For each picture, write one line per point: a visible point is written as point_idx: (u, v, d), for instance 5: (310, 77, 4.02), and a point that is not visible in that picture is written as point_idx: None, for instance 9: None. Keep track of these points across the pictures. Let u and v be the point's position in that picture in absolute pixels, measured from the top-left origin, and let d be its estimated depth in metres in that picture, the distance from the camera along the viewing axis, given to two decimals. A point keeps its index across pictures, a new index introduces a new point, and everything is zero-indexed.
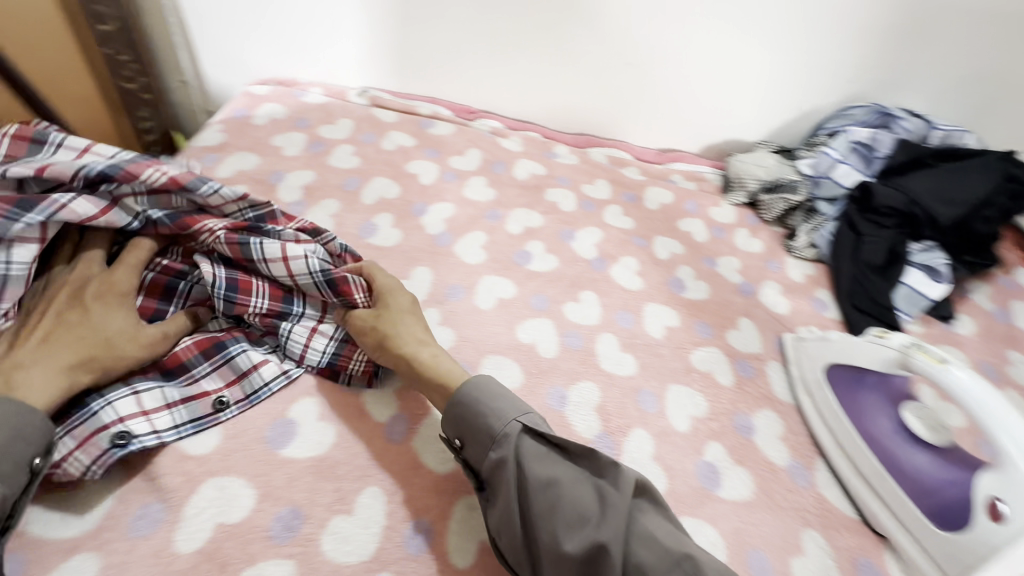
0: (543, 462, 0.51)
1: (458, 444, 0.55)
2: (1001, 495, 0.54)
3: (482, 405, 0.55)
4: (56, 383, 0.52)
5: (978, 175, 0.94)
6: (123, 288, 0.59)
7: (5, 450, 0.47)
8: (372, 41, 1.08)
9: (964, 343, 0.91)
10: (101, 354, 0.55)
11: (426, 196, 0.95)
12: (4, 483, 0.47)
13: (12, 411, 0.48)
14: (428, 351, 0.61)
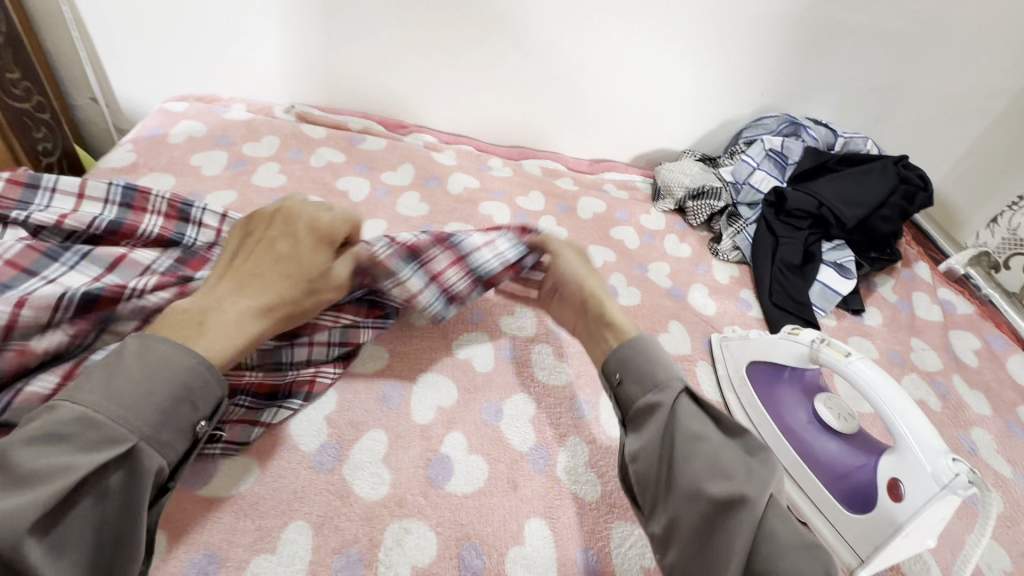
0: (698, 419, 0.50)
1: (616, 379, 0.55)
2: (901, 477, 0.58)
3: (653, 353, 0.54)
4: (241, 329, 0.50)
5: (876, 180, 1.03)
6: (329, 230, 0.57)
7: (162, 417, 0.43)
8: (301, 60, 1.06)
9: (873, 334, 0.98)
10: (297, 307, 0.55)
11: (357, 213, 0.93)
12: (163, 454, 0.43)
13: (180, 367, 0.44)
14: (604, 295, 0.63)
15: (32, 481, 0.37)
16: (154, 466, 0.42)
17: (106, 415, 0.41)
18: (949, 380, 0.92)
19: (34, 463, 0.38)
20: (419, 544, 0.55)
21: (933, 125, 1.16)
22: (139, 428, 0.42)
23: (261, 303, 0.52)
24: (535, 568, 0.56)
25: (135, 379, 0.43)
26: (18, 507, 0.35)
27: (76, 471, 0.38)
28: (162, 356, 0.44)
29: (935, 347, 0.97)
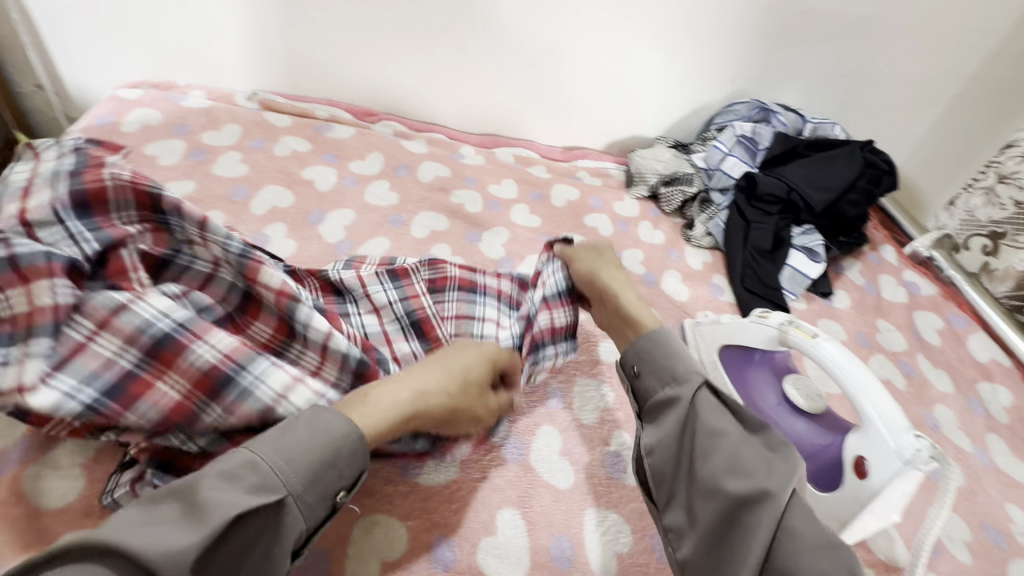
0: (719, 414, 0.51)
1: (633, 372, 0.58)
2: (867, 455, 0.59)
3: (674, 348, 0.57)
4: (396, 405, 0.51)
5: (844, 164, 1.04)
6: (504, 357, 0.62)
7: (311, 479, 0.44)
8: (261, 45, 1.01)
9: (841, 316, 0.99)
10: (455, 413, 0.55)
11: (324, 204, 0.91)
12: (302, 513, 0.44)
13: (341, 434, 0.46)
14: (629, 296, 0.66)
15: (202, 510, 0.39)
16: (294, 525, 0.43)
17: (272, 465, 0.43)
18: (913, 359, 0.95)
19: (213, 497, 0.40)
20: (388, 537, 0.54)
21: (899, 110, 1.18)
22: (292, 483, 0.43)
23: (416, 389, 0.53)
24: (506, 557, 0.55)
25: (295, 435, 0.45)
26: (178, 549, 0.37)
27: (234, 515, 0.39)
28: (319, 422, 0.46)
29: (900, 328, 1.00)
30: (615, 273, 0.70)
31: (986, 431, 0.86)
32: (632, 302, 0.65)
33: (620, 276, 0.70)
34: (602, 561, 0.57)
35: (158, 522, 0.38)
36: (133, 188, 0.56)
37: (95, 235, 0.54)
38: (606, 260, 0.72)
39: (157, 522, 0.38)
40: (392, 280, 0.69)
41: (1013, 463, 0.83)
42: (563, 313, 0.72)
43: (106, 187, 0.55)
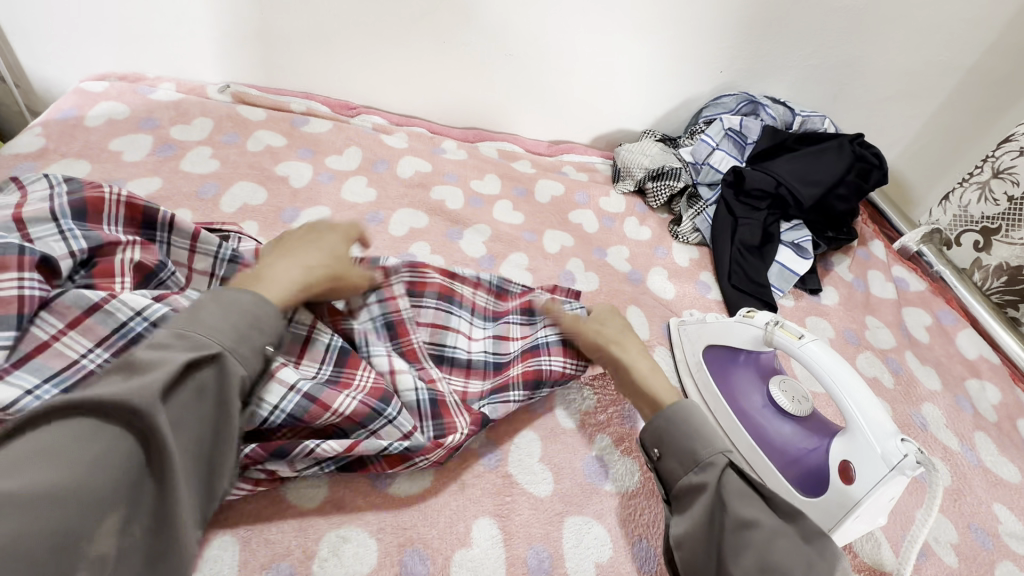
0: (748, 502, 0.48)
1: (654, 455, 0.56)
2: (852, 459, 0.58)
3: (695, 428, 0.54)
4: (291, 277, 0.54)
5: (832, 158, 1.02)
6: (349, 230, 0.66)
7: (241, 333, 0.45)
8: (233, 36, 0.98)
9: (829, 313, 0.98)
10: (336, 269, 0.59)
11: (298, 201, 0.88)
12: (244, 365, 0.45)
13: (249, 301, 0.47)
14: (647, 365, 0.63)
15: (146, 367, 0.39)
16: (238, 373, 0.44)
17: (197, 329, 0.44)
18: (902, 356, 0.94)
19: (152, 355, 0.40)
20: (358, 552, 0.52)
21: (888, 103, 1.16)
22: (223, 339, 0.44)
23: (305, 266, 0.56)
24: (480, 571, 0.53)
25: (207, 309, 0.45)
26: (139, 388, 0.38)
27: (177, 363, 0.40)
28: (226, 297, 0.47)
29: (889, 325, 0.98)
30: (631, 338, 0.67)
31: (974, 430, 0.85)
32: (653, 372, 0.62)
33: (638, 344, 0.66)
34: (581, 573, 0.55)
35: (104, 384, 0.38)
36: (130, 204, 0.61)
37: (85, 236, 0.55)
38: (621, 324, 0.70)
39: (95, 383, 0.38)
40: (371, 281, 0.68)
41: (1000, 461, 0.82)
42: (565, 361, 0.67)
43: (105, 200, 0.59)
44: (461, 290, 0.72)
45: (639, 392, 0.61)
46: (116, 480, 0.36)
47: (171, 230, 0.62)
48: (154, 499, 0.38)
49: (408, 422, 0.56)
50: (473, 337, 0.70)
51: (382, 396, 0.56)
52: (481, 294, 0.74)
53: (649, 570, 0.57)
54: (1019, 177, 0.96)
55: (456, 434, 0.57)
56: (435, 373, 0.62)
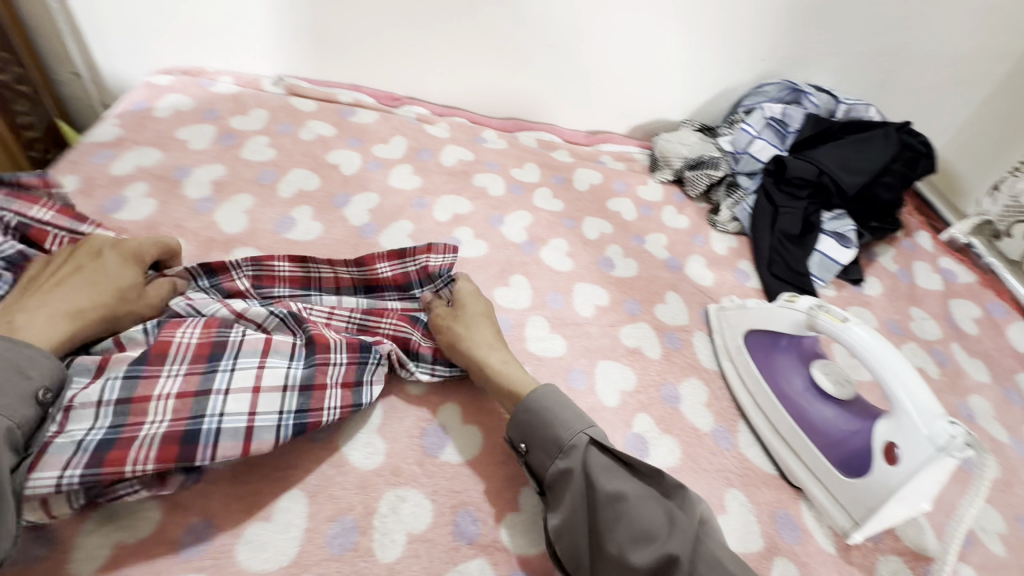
0: (612, 476, 0.53)
1: (523, 449, 0.57)
2: (897, 441, 0.58)
3: (552, 414, 0.57)
4: (53, 324, 0.53)
5: (878, 146, 1.00)
6: (135, 247, 0.63)
7: (1, 382, 0.45)
8: (288, 31, 1.03)
9: (872, 304, 0.97)
10: (117, 300, 0.58)
11: (349, 187, 0.92)
12: (5, 417, 0.45)
13: (3, 350, 0.47)
14: (498, 357, 0.63)
15: None
16: (2, 424, 0.44)
17: None
18: (948, 348, 0.92)
19: None
20: (415, 511, 0.55)
21: (937, 90, 1.13)
22: None
23: (67, 307, 0.54)
24: (529, 534, 0.56)
25: None
26: None
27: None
28: None
29: (934, 316, 0.96)
30: (483, 327, 0.65)
31: None
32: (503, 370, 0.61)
33: (493, 337, 0.65)
34: None
35: None
36: None
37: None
38: (479, 308, 0.67)
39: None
40: (211, 276, 0.68)
41: None
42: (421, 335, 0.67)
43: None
44: (319, 272, 0.71)
45: (501, 390, 0.61)
46: None
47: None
48: None
49: (256, 356, 0.57)
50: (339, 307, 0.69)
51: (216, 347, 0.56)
52: (342, 270, 0.71)
53: None
54: None
55: (336, 368, 0.59)
56: (294, 306, 0.65)
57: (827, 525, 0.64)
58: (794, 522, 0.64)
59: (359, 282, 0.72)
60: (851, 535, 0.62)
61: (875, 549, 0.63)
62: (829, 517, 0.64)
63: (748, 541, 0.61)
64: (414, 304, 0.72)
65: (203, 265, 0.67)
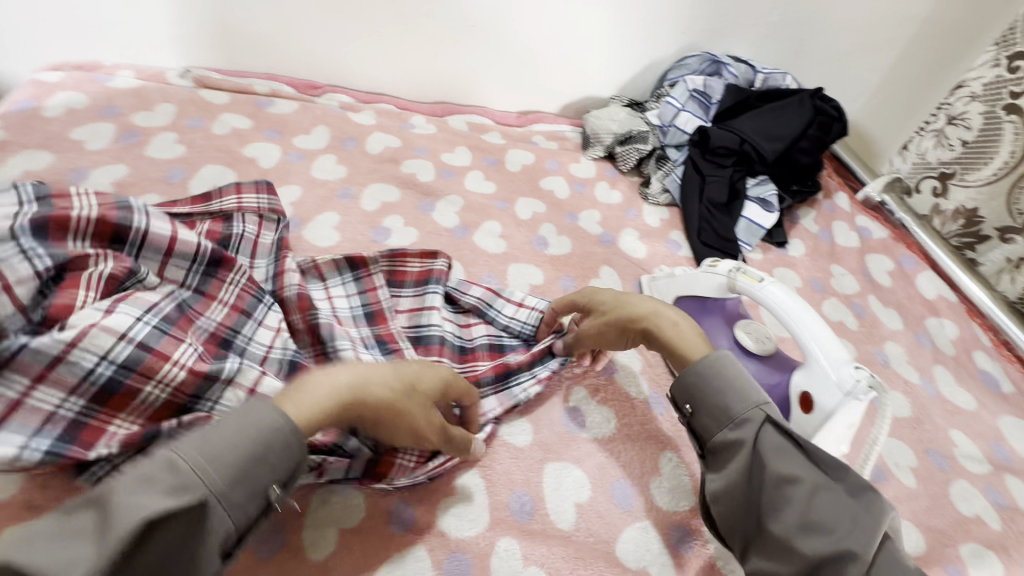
0: (787, 458, 0.46)
1: (687, 410, 0.52)
2: (811, 389, 0.61)
3: (728, 381, 0.50)
4: (328, 397, 0.46)
5: (794, 113, 1.05)
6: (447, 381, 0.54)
7: (239, 477, 0.40)
8: (189, 18, 0.96)
9: (796, 264, 1.01)
10: (389, 407, 0.49)
11: (268, 181, 0.88)
12: (233, 514, 0.40)
13: (268, 430, 0.42)
14: (668, 321, 0.57)
15: (112, 520, 0.35)
16: (223, 527, 0.39)
17: (193, 462, 0.39)
18: (866, 300, 0.97)
19: (124, 504, 0.36)
20: (346, 506, 0.55)
21: (848, 57, 1.18)
22: (215, 483, 0.39)
23: (373, 385, 0.48)
24: (465, 517, 0.56)
25: (217, 437, 0.40)
26: (76, 563, 0.33)
27: (145, 521, 0.35)
28: (250, 417, 0.42)
29: (852, 272, 1.02)
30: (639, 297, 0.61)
31: (933, 363, 0.90)
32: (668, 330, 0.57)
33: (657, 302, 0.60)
34: (561, 512, 0.59)
35: (71, 535, 0.35)
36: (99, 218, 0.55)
37: (50, 254, 0.51)
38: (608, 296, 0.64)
39: (53, 543, 0.34)
40: (353, 274, 0.71)
41: (958, 391, 0.86)
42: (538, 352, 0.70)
43: (72, 217, 0.54)
44: (440, 268, 0.74)
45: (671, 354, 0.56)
46: None
47: (141, 246, 0.58)
48: None
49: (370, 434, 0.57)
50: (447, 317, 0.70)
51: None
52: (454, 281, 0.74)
53: (626, 506, 0.60)
54: (971, 122, 0.99)
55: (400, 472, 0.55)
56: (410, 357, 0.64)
57: None
58: None
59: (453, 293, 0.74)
60: None
61: None
62: None
63: (681, 499, 0.62)
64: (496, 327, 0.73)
65: (348, 259, 0.71)
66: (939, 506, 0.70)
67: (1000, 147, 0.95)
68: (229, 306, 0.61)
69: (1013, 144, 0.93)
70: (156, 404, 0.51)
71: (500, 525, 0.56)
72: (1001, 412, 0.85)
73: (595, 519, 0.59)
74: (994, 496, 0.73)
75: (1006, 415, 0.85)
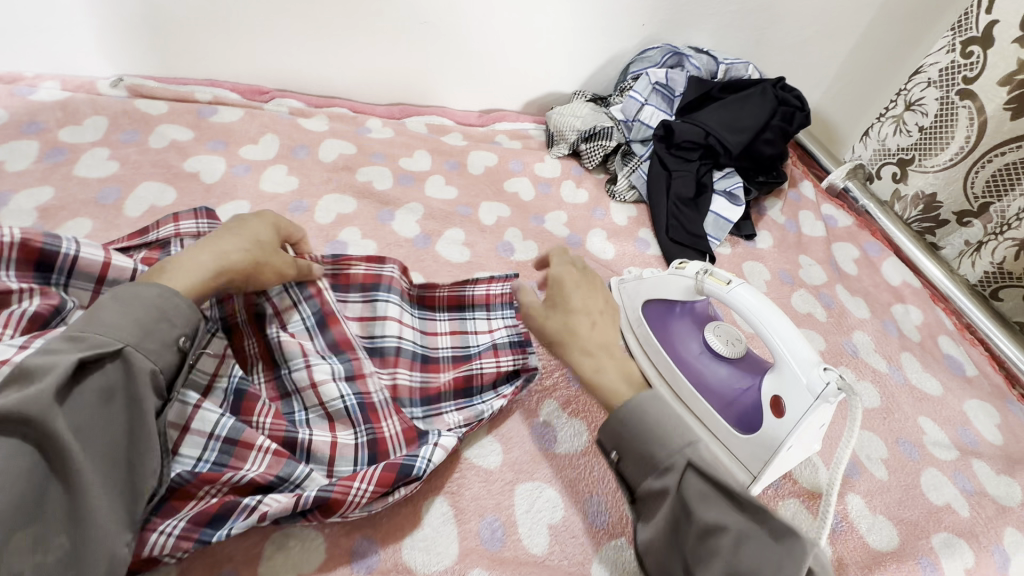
0: (709, 505, 0.44)
1: (615, 457, 0.52)
2: (783, 394, 0.60)
3: (652, 425, 0.50)
4: (200, 269, 0.52)
5: (756, 104, 1.04)
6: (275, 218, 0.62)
7: (145, 327, 0.45)
8: (117, 22, 0.89)
9: (764, 257, 1.01)
10: (254, 262, 0.56)
11: (212, 197, 0.83)
12: (152, 359, 0.45)
13: (155, 296, 0.47)
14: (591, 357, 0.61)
15: (36, 371, 0.40)
16: (147, 368, 0.45)
17: (95, 326, 0.44)
18: (833, 290, 0.98)
19: (43, 359, 0.40)
20: (304, 548, 0.52)
21: (808, 44, 1.17)
22: (126, 337, 0.44)
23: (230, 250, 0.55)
24: (432, 550, 0.54)
25: (108, 309, 0.45)
26: (33, 392, 0.38)
27: (71, 363, 0.40)
28: (126, 293, 0.47)
29: (819, 262, 1.02)
30: (585, 293, 0.66)
31: (900, 351, 0.90)
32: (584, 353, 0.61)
33: (590, 322, 0.64)
34: (534, 537, 0.57)
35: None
36: (25, 248, 0.55)
37: None
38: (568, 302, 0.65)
39: None
40: None
41: (924, 377, 0.87)
42: (507, 360, 0.67)
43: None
44: (392, 274, 0.69)
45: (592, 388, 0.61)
46: (13, 493, 0.36)
47: (72, 274, 0.57)
48: (66, 501, 0.39)
49: (325, 464, 0.55)
50: (404, 323, 0.67)
51: (288, 447, 0.54)
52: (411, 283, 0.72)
53: (601, 524, 0.58)
54: (928, 108, 0.99)
55: (358, 489, 0.52)
56: (366, 369, 0.60)
57: None
58: None
59: (414, 297, 0.72)
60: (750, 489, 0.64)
61: (775, 496, 0.66)
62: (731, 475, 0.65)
63: None
64: (462, 334, 0.71)
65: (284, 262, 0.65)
66: (911, 497, 0.70)
67: (956, 132, 0.95)
68: None
69: (968, 129, 0.93)
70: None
71: (470, 555, 0.54)
72: (966, 396, 0.86)
73: (570, 542, 0.57)
74: (962, 482, 0.74)
75: (971, 398, 0.86)
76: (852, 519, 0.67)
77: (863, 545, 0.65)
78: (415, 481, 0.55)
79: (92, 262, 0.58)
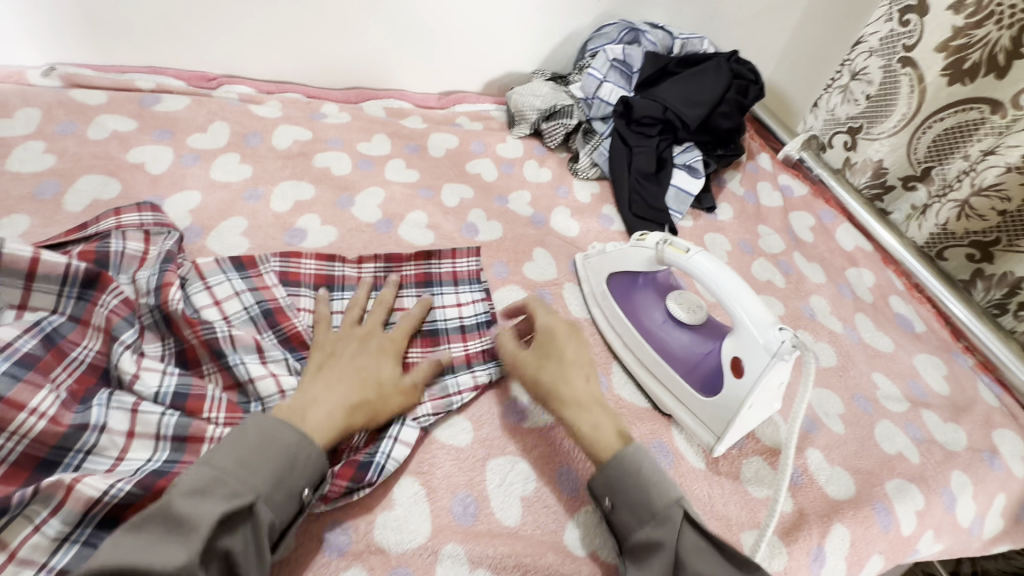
0: (705, 560, 0.48)
1: (607, 506, 0.54)
2: (741, 354, 0.62)
3: (646, 479, 0.53)
4: (333, 422, 0.53)
5: (711, 78, 1.05)
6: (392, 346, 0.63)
7: (279, 478, 0.47)
8: (43, 7, 0.84)
9: (725, 228, 1.03)
10: (372, 403, 0.57)
11: (160, 188, 0.80)
12: (276, 510, 0.47)
13: (292, 439, 0.49)
14: (588, 421, 0.57)
15: (183, 523, 0.41)
16: (270, 523, 0.46)
17: (237, 469, 0.46)
18: (791, 258, 1.01)
19: (189, 512, 0.42)
20: None
21: (759, 20, 1.20)
22: (259, 486, 0.46)
23: (349, 402, 0.55)
24: (404, 529, 0.54)
25: (246, 448, 0.47)
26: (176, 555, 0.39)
27: (216, 518, 0.42)
28: (267, 429, 0.49)
29: (778, 231, 1.05)
30: (575, 345, 0.63)
31: (854, 312, 0.94)
32: (575, 409, 0.58)
33: (584, 374, 0.60)
34: (506, 509, 0.57)
35: (146, 545, 0.40)
36: None
37: None
38: (569, 352, 0.62)
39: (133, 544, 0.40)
40: (238, 271, 0.68)
41: (877, 335, 0.91)
42: (479, 342, 0.70)
43: None
44: (344, 271, 0.73)
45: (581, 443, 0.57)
46: None
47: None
48: None
49: None
50: None
51: None
52: (367, 268, 0.74)
53: (571, 492, 0.59)
54: (872, 77, 1.02)
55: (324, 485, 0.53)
56: None
57: (696, 445, 0.68)
58: (667, 449, 0.67)
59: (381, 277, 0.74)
60: (715, 449, 0.66)
61: (739, 455, 0.68)
62: (697, 437, 0.68)
63: None
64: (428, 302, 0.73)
65: (235, 260, 0.68)
66: (866, 448, 0.74)
67: (899, 100, 0.99)
68: (104, 331, 0.58)
69: (909, 96, 0.97)
70: (12, 459, 0.48)
71: (443, 532, 0.54)
72: (916, 351, 0.91)
73: (543, 514, 0.58)
74: (913, 432, 0.78)
75: (920, 353, 0.91)
76: (812, 471, 0.70)
77: (822, 495, 0.68)
78: (375, 481, 0.55)
79: (19, 258, 0.57)
